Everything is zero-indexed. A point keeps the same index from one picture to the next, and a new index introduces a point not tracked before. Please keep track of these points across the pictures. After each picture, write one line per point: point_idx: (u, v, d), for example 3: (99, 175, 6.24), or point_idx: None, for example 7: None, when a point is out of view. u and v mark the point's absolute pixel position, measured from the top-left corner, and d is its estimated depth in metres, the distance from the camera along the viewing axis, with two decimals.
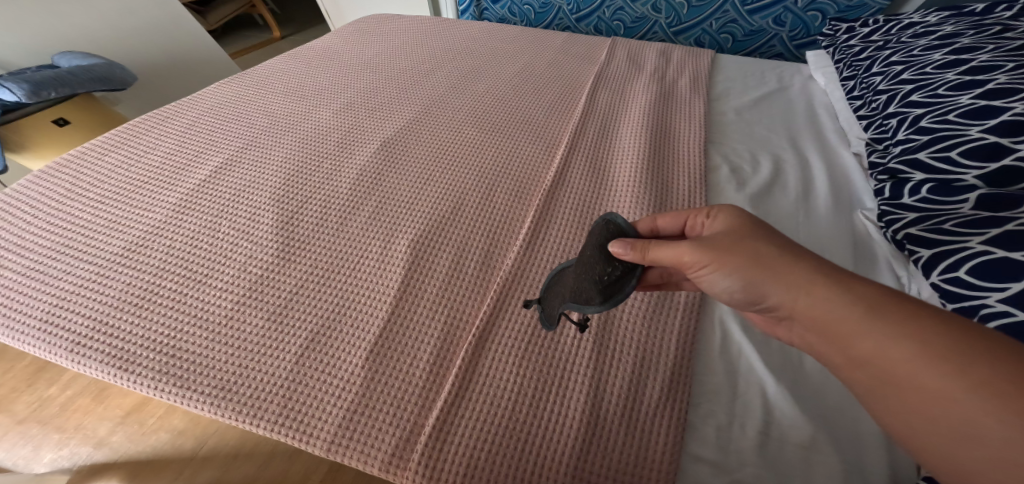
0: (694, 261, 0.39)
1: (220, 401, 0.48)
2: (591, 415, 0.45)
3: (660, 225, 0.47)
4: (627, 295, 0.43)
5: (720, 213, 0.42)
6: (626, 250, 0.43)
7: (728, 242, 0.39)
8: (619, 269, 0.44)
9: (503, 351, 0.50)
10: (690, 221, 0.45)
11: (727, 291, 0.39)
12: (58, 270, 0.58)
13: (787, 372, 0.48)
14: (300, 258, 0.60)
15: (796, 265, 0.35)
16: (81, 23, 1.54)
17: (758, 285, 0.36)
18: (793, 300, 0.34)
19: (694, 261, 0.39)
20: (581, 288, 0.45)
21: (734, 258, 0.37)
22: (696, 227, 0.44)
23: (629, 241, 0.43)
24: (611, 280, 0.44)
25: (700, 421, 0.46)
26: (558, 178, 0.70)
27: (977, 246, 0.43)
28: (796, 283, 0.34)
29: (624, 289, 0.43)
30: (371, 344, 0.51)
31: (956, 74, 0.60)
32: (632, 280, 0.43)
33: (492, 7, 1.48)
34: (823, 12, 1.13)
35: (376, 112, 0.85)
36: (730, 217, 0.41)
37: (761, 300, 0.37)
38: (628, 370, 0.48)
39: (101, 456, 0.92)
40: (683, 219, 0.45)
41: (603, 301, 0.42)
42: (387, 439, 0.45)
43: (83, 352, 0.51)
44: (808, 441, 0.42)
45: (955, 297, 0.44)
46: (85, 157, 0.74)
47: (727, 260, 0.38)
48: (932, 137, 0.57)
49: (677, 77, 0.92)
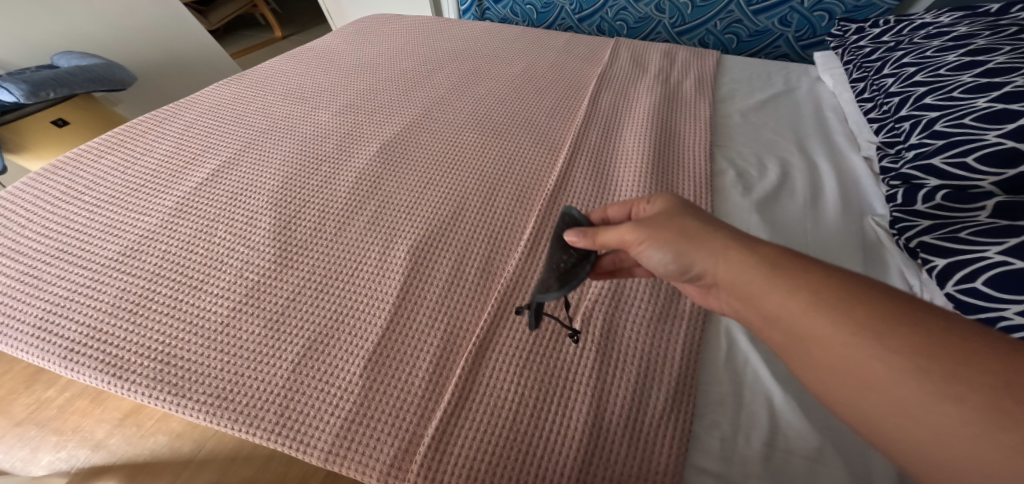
0: (634, 239, 0.41)
1: (215, 409, 0.47)
2: (593, 427, 0.44)
3: (610, 214, 0.48)
4: (581, 280, 0.43)
5: (659, 198, 0.44)
6: (578, 238, 0.45)
7: (661, 221, 0.41)
8: (574, 257, 0.46)
9: (503, 360, 0.49)
10: (634, 206, 0.46)
11: (660, 265, 0.41)
12: (53, 275, 0.57)
13: (793, 382, 0.47)
14: (297, 263, 0.59)
15: (713, 234, 0.38)
16: (81, 23, 1.53)
17: (687, 255, 0.38)
18: (715, 266, 0.37)
19: (633, 239, 0.41)
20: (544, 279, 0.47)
21: (665, 233, 0.40)
22: (640, 213, 0.45)
23: (581, 229, 0.45)
24: (568, 268, 0.45)
25: (705, 432, 0.44)
26: (560, 182, 0.69)
27: (996, 257, 0.42)
28: (716, 249, 0.37)
29: (578, 275, 0.44)
30: (369, 352, 0.50)
31: (972, 76, 0.59)
32: (586, 266, 0.45)
33: (494, 7, 1.47)
34: (830, 12, 1.11)
35: (376, 114, 0.84)
36: (667, 199, 0.44)
37: (690, 269, 0.39)
38: (631, 380, 0.47)
39: (98, 458, 0.91)
40: (630, 206, 0.47)
41: (561, 286, 0.43)
42: (385, 450, 0.44)
43: (76, 358, 0.50)
44: (815, 454, 0.41)
45: (976, 309, 0.42)
46: (81, 160, 0.74)
47: (659, 236, 0.40)
48: (947, 142, 0.55)
49: (681, 78, 0.91)
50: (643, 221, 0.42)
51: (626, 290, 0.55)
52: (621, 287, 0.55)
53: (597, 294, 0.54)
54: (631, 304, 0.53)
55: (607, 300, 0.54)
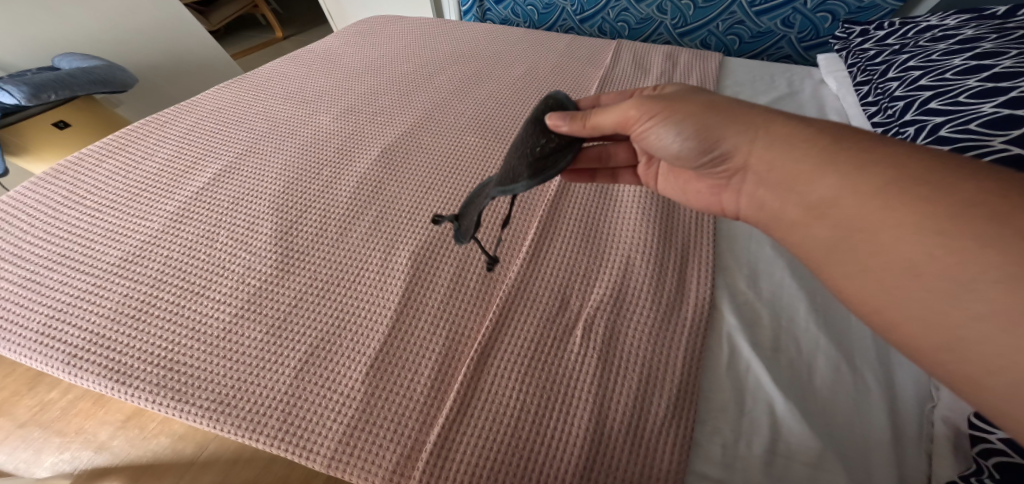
0: (645, 116, 0.45)
1: (218, 416, 0.47)
2: (595, 434, 0.44)
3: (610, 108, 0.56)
4: (559, 171, 0.43)
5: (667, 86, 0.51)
6: (565, 122, 0.45)
7: (677, 99, 0.45)
8: (555, 141, 0.46)
9: (504, 367, 0.49)
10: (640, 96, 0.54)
11: (675, 141, 0.45)
12: (55, 281, 0.58)
13: (797, 388, 0.46)
14: (299, 269, 0.59)
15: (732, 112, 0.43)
16: (82, 24, 1.53)
17: (706, 129, 0.43)
18: (742, 146, 0.41)
19: (646, 116, 0.45)
20: (515, 169, 0.44)
21: (679, 108, 0.44)
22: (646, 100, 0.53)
23: (568, 114, 0.45)
24: (546, 155, 0.45)
25: (706, 439, 0.44)
26: (563, 186, 0.69)
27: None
28: (750, 127, 0.41)
29: (556, 165, 0.43)
30: (371, 359, 0.50)
31: (978, 81, 0.59)
32: (566, 156, 0.44)
33: (495, 8, 1.46)
34: (833, 14, 1.11)
35: (377, 117, 0.84)
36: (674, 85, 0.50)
37: (709, 146, 0.43)
38: (633, 387, 0.46)
39: (101, 460, 0.92)
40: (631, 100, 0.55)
41: (533, 176, 0.41)
42: (387, 457, 0.44)
43: (79, 364, 0.51)
44: (816, 460, 0.41)
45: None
46: (82, 164, 0.74)
47: (676, 111, 0.44)
48: (952, 148, 0.55)
49: (684, 81, 0.91)
50: (653, 99, 0.46)
51: (628, 295, 0.54)
52: (623, 292, 0.54)
53: (599, 299, 0.54)
54: (633, 309, 0.53)
55: (609, 305, 0.53)
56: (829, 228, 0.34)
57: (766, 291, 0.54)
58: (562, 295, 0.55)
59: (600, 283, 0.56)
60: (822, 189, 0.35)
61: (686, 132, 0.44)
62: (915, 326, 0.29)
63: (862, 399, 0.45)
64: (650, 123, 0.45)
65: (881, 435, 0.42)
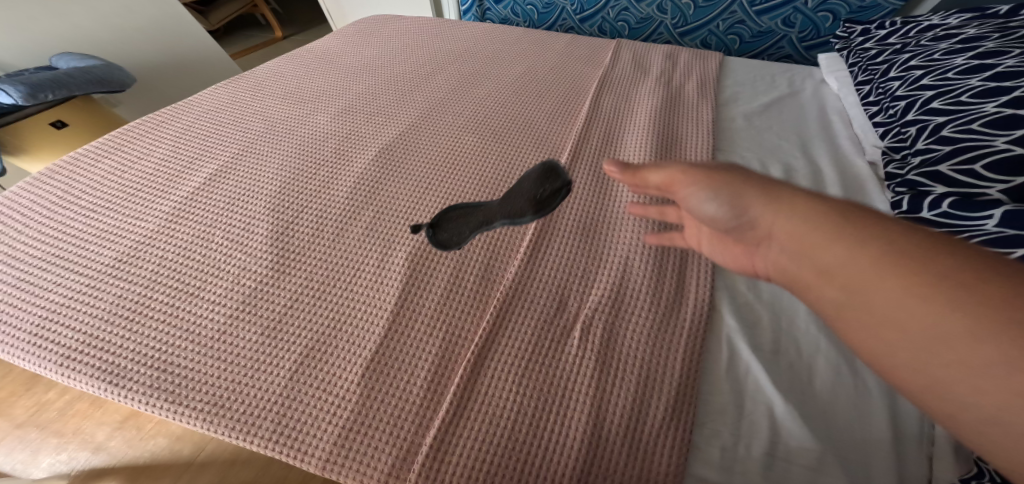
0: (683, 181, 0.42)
1: (212, 418, 0.46)
2: (593, 436, 0.43)
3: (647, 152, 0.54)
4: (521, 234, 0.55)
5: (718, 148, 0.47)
6: (618, 170, 0.47)
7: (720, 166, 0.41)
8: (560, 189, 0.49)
9: (501, 369, 0.48)
10: None
11: (712, 210, 0.40)
12: (49, 281, 0.57)
13: (797, 391, 0.45)
14: (295, 270, 0.58)
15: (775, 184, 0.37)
16: (80, 24, 1.53)
17: (743, 198, 0.37)
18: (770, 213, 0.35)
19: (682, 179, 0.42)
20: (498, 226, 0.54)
21: (721, 177, 0.40)
22: None
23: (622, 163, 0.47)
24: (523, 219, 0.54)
25: (705, 442, 0.43)
26: (562, 186, 0.68)
27: (991, 229, 0.45)
28: (781, 197, 0.35)
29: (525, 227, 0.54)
30: (367, 361, 0.49)
31: (980, 80, 0.58)
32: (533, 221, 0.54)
33: (495, 7, 1.46)
34: (834, 13, 1.10)
35: (375, 117, 0.84)
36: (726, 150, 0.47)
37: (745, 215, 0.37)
38: (630, 390, 0.46)
39: (98, 461, 0.91)
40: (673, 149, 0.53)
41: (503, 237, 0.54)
42: (382, 460, 0.43)
43: (72, 366, 0.50)
44: (816, 464, 0.40)
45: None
46: (78, 164, 0.73)
47: (717, 178, 0.40)
48: (954, 148, 0.55)
49: (684, 81, 0.90)
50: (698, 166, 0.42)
51: (627, 297, 0.53)
52: (621, 293, 0.54)
53: (598, 301, 0.53)
54: (633, 311, 0.52)
55: (607, 307, 0.52)
56: (834, 292, 0.30)
57: (766, 292, 0.54)
58: (560, 296, 0.55)
59: (599, 285, 0.55)
60: (832, 253, 0.30)
61: (722, 197, 0.39)
62: (919, 393, 0.25)
63: (863, 402, 0.44)
64: (690, 188, 0.42)
65: (881, 437, 0.42)
